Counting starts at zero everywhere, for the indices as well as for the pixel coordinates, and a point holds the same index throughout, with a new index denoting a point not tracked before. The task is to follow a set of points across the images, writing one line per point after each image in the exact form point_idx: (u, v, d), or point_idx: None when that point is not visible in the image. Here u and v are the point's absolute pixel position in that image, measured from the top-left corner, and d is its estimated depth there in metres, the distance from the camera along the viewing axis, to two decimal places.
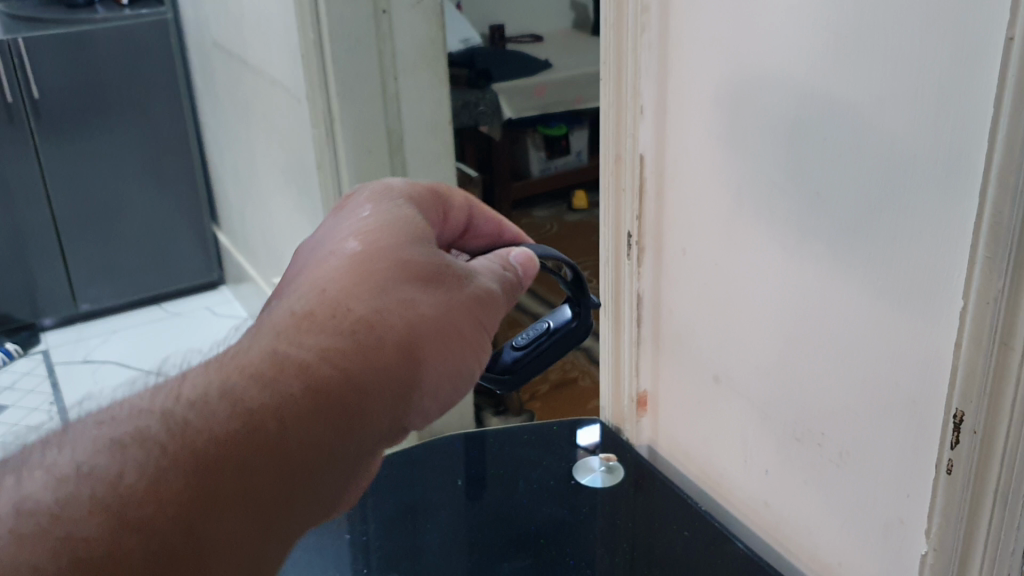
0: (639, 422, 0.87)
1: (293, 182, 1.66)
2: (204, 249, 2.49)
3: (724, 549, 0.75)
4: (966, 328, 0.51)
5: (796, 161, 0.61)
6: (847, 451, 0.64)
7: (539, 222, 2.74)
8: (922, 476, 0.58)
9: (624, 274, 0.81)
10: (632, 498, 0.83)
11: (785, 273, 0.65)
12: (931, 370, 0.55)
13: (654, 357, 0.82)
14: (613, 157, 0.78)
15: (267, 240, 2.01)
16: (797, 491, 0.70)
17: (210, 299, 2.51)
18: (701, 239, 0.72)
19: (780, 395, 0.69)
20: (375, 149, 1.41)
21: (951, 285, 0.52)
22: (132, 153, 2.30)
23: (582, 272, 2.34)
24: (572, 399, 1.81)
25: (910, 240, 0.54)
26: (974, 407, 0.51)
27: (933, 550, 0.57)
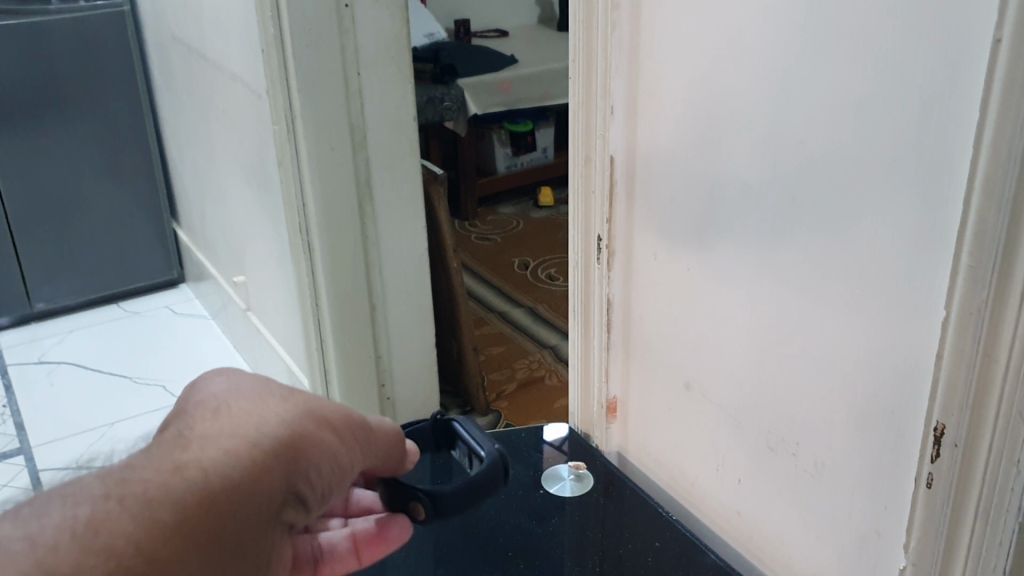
0: (608, 428, 0.85)
1: (253, 179, 1.63)
2: (164, 247, 2.45)
3: (696, 561, 0.73)
4: (948, 339, 0.49)
5: (772, 162, 0.59)
6: (821, 462, 0.62)
7: (505, 219, 2.72)
8: (900, 490, 0.56)
9: (594, 279, 0.79)
10: (602, 508, 0.81)
11: (760, 279, 0.63)
12: (910, 380, 0.54)
13: (625, 364, 0.80)
14: (583, 159, 0.76)
15: (227, 238, 1.97)
16: (769, 501, 0.68)
17: (170, 297, 2.47)
18: (673, 243, 0.70)
19: (754, 404, 0.67)
20: (338, 147, 1.38)
21: (934, 295, 0.50)
22: (89, 149, 2.25)
23: (549, 269, 2.32)
24: (539, 397, 1.79)
25: (892, 249, 0.52)
26: (955, 420, 0.50)
27: (912, 565, 0.55)
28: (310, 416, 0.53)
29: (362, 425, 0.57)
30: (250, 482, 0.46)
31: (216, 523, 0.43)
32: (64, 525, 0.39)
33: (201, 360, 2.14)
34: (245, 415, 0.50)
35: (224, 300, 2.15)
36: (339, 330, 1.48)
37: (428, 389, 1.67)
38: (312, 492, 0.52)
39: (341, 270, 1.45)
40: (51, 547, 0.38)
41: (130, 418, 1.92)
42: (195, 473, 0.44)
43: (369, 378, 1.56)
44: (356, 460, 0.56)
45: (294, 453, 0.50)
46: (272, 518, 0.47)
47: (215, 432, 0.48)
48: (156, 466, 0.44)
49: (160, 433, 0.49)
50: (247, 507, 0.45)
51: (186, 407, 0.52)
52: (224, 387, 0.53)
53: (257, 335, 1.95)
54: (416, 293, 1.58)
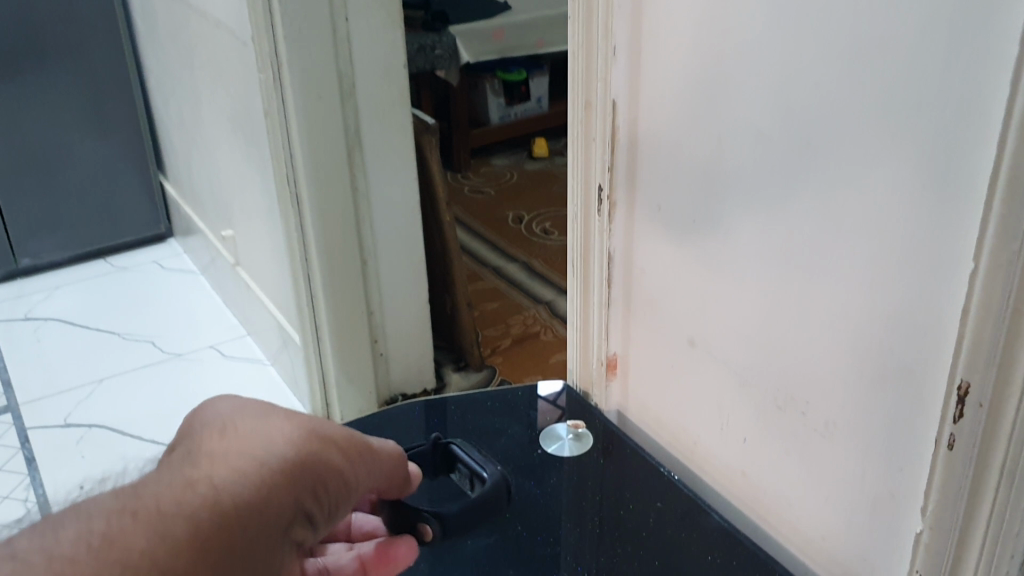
0: (607, 386, 0.82)
1: (240, 130, 1.58)
2: (151, 200, 2.40)
3: (700, 522, 0.71)
4: (975, 292, 0.46)
5: (785, 105, 0.56)
6: (832, 421, 0.59)
7: (499, 171, 2.67)
8: (917, 451, 0.54)
9: (594, 231, 0.76)
10: (601, 470, 0.78)
11: (770, 229, 0.60)
12: (930, 337, 0.51)
13: (625, 321, 0.77)
14: (583, 104, 0.72)
15: (215, 191, 1.93)
16: (776, 460, 0.65)
17: (158, 251, 2.43)
18: (679, 194, 0.67)
19: (762, 360, 0.64)
20: (326, 96, 1.33)
21: (962, 247, 0.47)
22: (72, 100, 2.20)
23: (544, 223, 2.28)
24: (534, 353, 1.77)
25: (915, 196, 0.49)
26: (980, 378, 0.47)
27: (929, 529, 0.53)
28: (316, 436, 0.54)
29: (364, 444, 0.58)
30: (256, 501, 0.47)
31: (221, 545, 0.45)
32: (82, 538, 0.42)
33: (191, 316, 2.11)
34: (253, 434, 0.52)
35: (213, 255, 2.11)
36: (329, 284, 1.45)
37: (421, 345, 1.64)
38: (322, 510, 0.53)
39: (330, 224, 1.41)
40: (70, 559, 0.41)
41: (119, 375, 1.89)
42: (205, 490, 0.46)
43: (360, 334, 1.53)
44: (362, 476, 0.57)
45: (301, 472, 0.51)
46: (281, 535, 0.49)
47: (224, 452, 0.50)
48: (170, 484, 0.46)
49: (172, 453, 0.51)
50: (254, 526, 0.47)
51: (197, 427, 0.53)
52: (232, 407, 0.54)
53: (247, 291, 1.91)
54: (407, 246, 1.55)
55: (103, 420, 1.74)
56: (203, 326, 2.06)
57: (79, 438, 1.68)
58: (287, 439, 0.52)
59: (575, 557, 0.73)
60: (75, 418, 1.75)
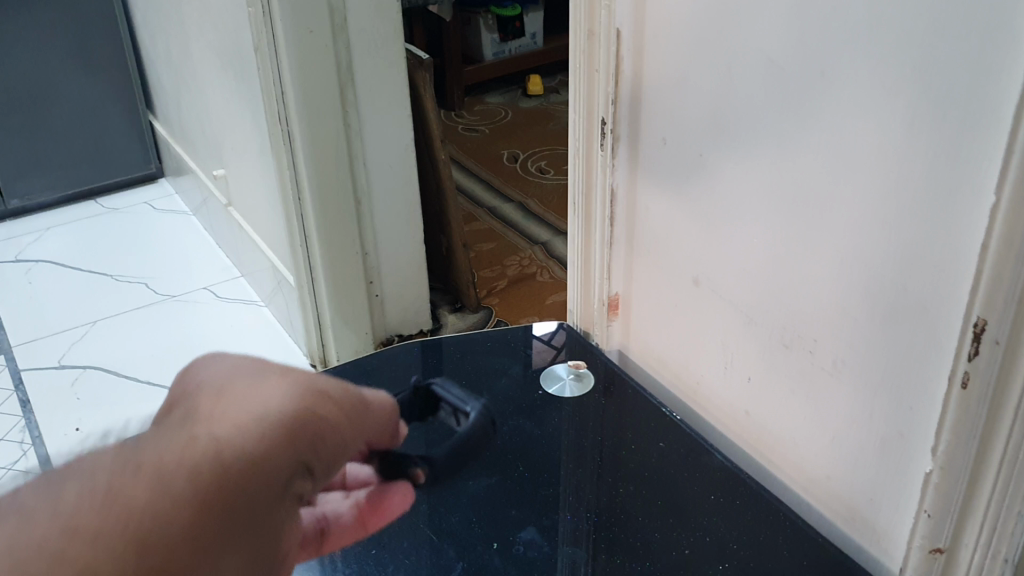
0: (609, 326, 0.81)
1: (230, 66, 1.55)
2: (141, 139, 2.37)
3: (702, 461, 0.70)
4: (997, 227, 0.44)
5: (800, 32, 0.53)
6: (840, 359, 0.58)
7: (493, 109, 2.64)
8: (927, 390, 0.53)
9: (597, 167, 0.74)
10: (601, 408, 0.78)
11: (780, 164, 0.58)
12: (946, 274, 0.49)
13: (628, 259, 0.76)
14: (586, 33, 0.70)
15: (205, 129, 1.90)
16: (781, 401, 0.64)
17: (150, 191, 2.40)
18: (686, 128, 0.65)
19: (769, 299, 0.62)
20: (317, 30, 1.29)
21: (983, 179, 0.45)
22: (57, 36, 2.15)
23: (540, 162, 2.25)
24: (531, 294, 1.75)
25: (937, 127, 0.47)
26: (998, 316, 0.46)
27: (939, 469, 0.52)
28: (311, 391, 0.51)
29: (355, 402, 0.55)
30: (258, 456, 0.44)
31: (224, 502, 0.42)
32: (85, 493, 0.38)
33: (184, 257, 2.09)
34: (247, 393, 0.49)
35: (204, 194, 2.08)
36: (324, 224, 1.43)
37: (416, 285, 1.63)
38: (320, 467, 0.50)
39: (323, 162, 1.39)
40: (71, 512, 0.37)
41: (113, 316, 1.88)
42: (207, 444, 0.43)
43: (355, 275, 1.51)
44: (354, 434, 0.54)
45: (298, 428, 0.48)
46: (283, 491, 0.46)
47: (217, 411, 0.47)
48: (172, 439, 0.43)
49: (169, 413, 0.48)
50: (255, 482, 0.44)
51: (189, 390, 0.50)
52: (224, 368, 0.52)
53: (240, 230, 1.89)
54: (402, 185, 1.53)
55: (98, 361, 1.73)
56: (197, 266, 2.05)
57: (73, 379, 1.68)
58: (281, 397, 0.49)
59: (574, 496, 0.71)
60: (69, 360, 1.74)
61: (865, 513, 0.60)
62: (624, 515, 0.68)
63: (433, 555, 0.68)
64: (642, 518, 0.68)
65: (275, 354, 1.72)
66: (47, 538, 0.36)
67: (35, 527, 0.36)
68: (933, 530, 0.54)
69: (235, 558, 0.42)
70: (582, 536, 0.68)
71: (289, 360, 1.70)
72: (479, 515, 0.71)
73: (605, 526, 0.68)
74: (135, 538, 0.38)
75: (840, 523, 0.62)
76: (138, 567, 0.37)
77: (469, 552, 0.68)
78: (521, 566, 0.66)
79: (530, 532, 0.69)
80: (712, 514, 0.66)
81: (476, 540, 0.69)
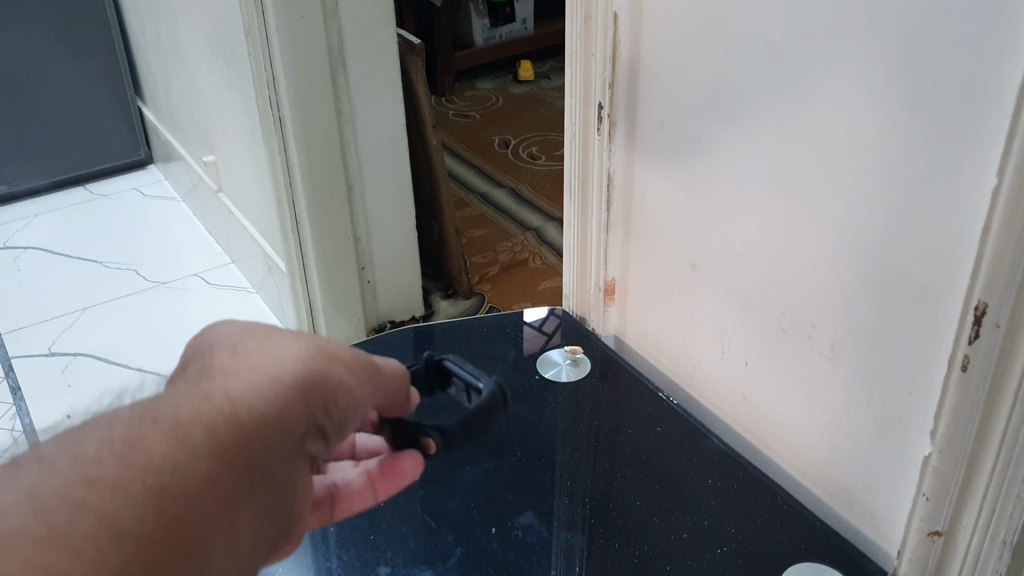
0: (605, 312, 0.80)
1: (219, 51, 1.53)
2: (129, 125, 2.35)
3: (699, 446, 0.70)
4: (998, 210, 0.44)
5: (800, 15, 0.53)
6: (839, 343, 0.58)
7: (484, 95, 2.63)
8: (927, 373, 0.53)
9: (593, 152, 0.74)
10: (597, 392, 0.78)
11: (779, 148, 0.58)
12: (947, 257, 0.49)
13: (624, 243, 0.75)
14: (583, 16, 0.69)
15: (195, 115, 1.88)
16: (779, 385, 0.64)
17: (139, 178, 2.38)
18: (683, 112, 0.65)
19: (767, 282, 0.62)
20: (309, 15, 1.28)
21: (984, 162, 0.45)
22: (44, 21, 2.13)
23: (530, 148, 2.25)
24: (523, 280, 1.75)
25: (939, 110, 0.47)
26: (999, 298, 0.46)
27: (938, 452, 0.52)
28: (325, 353, 0.51)
29: (369, 364, 0.55)
30: (272, 418, 0.45)
31: (240, 461, 0.42)
32: (105, 442, 0.39)
33: (174, 244, 2.08)
34: (262, 353, 0.49)
35: (194, 181, 2.07)
36: (315, 210, 1.42)
37: (408, 271, 1.62)
38: (332, 429, 0.50)
39: (314, 148, 1.38)
40: (94, 461, 0.38)
41: (103, 303, 1.87)
42: (221, 404, 0.43)
43: (347, 261, 1.50)
44: (368, 397, 0.53)
45: (310, 390, 0.48)
46: (293, 452, 0.46)
47: (232, 370, 0.47)
48: (188, 397, 0.43)
49: (183, 370, 0.48)
50: (269, 443, 0.44)
51: (203, 346, 0.50)
52: (239, 328, 0.51)
53: (230, 217, 1.88)
54: (394, 171, 1.52)
55: (88, 348, 1.72)
56: (187, 253, 2.04)
57: (64, 366, 1.67)
58: (295, 357, 0.49)
59: (569, 481, 0.72)
60: (59, 347, 1.73)
61: (863, 496, 0.60)
62: (621, 500, 0.68)
63: (432, 541, 0.67)
64: (639, 504, 0.68)
65: None
66: (68, 485, 0.36)
67: (56, 474, 0.37)
68: (931, 512, 0.54)
69: (247, 519, 0.42)
70: (578, 522, 0.68)
71: None
72: (477, 501, 0.71)
73: (603, 512, 0.68)
74: (154, 489, 0.38)
75: (838, 507, 0.62)
76: (157, 515, 0.37)
77: (467, 537, 0.67)
78: (520, 551, 0.66)
79: (528, 518, 0.69)
80: (710, 498, 0.66)
81: (474, 526, 0.68)
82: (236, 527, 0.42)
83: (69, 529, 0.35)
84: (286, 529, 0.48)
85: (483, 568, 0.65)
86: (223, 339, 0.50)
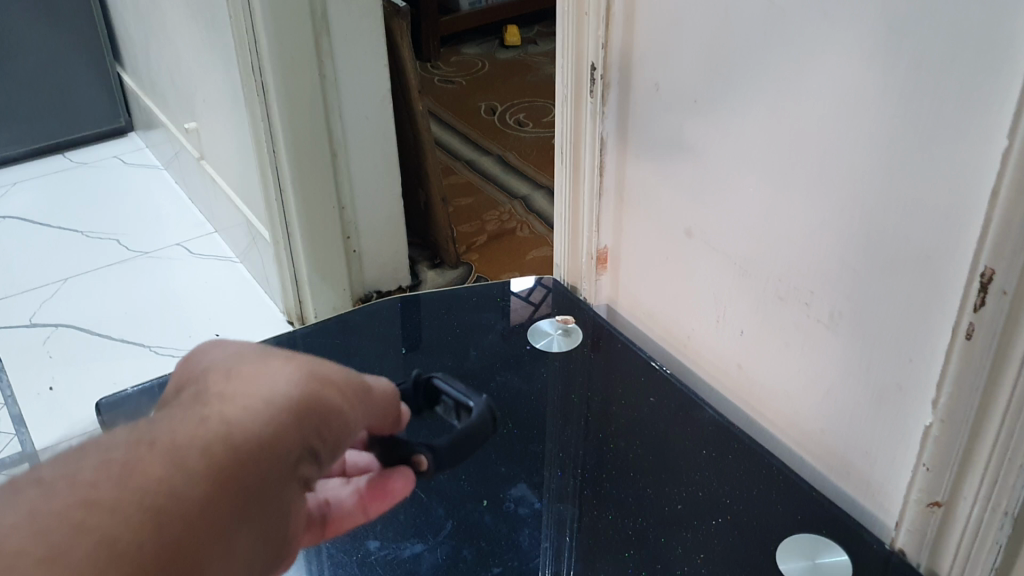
0: (597, 281, 0.79)
1: (199, 15, 1.50)
2: (108, 92, 2.31)
3: (693, 417, 0.69)
4: (1009, 172, 0.43)
5: None
6: (838, 311, 0.57)
7: (469, 60, 2.59)
8: (929, 341, 0.51)
9: (586, 115, 0.72)
10: (589, 362, 0.76)
11: (779, 110, 0.56)
12: (951, 221, 0.48)
13: (618, 210, 0.74)
14: None
15: (175, 81, 1.85)
16: (775, 354, 0.63)
17: (119, 146, 2.34)
18: (680, 73, 0.63)
19: (765, 249, 0.61)
20: None
21: (994, 124, 0.44)
22: None
23: (517, 115, 2.22)
24: (511, 250, 1.73)
25: (947, 68, 0.45)
26: (1007, 264, 0.44)
27: (940, 422, 0.51)
28: (318, 374, 0.48)
29: (362, 386, 0.52)
30: (267, 439, 0.42)
31: (233, 485, 0.40)
32: (103, 467, 0.37)
33: (156, 213, 2.05)
34: (254, 374, 0.46)
35: (176, 149, 2.04)
36: (299, 178, 1.40)
37: (394, 241, 1.61)
38: (330, 454, 0.47)
39: (298, 114, 1.35)
40: (90, 484, 0.36)
41: (84, 274, 1.84)
42: (216, 426, 0.41)
43: (332, 229, 1.48)
44: (362, 420, 0.50)
45: (306, 414, 0.45)
46: (289, 475, 0.43)
47: (223, 391, 0.44)
48: (181, 419, 0.41)
49: (177, 396, 0.46)
50: (262, 466, 0.41)
51: (197, 371, 0.48)
52: (228, 354, 0.49)
53: (212, 185, 1.85)
54: (379, 138, 1.50)
55: (70, 320, 1.69)
56: (169, 222, 2.01)
57: (45, 338, 1.64)
58: (289, 378, 0.46)
59: (560, 451, 0.70)
60: (40, 318, 1.70)
61: (861, 467, 0.59)
62: (612, 471, 0.67)
63: (423, 513, 0.65)
64: (631, 475, 0.66)
65: (252, 311, 1.69)
66: (67, 504, 0.34)
67: (57, 495, 0.34)
68: (932, 483, 0.53)
69: (240, 545, 0.40)
70: (569, 493, 0.66)
71: (266, 318, 1.67)
72: (468, 472, 0.69)
73: (595, 482, 0.66)
74: (151, 513, 0.36)
75: (834, 476, 0.61)
76: (152, 545, 0.35)
77: (458, 509, 0.65)
78: (511, 524, 0.65)
79: (521, 489, 0.67)
80: (704, 469, 0.65)
81: (465, 498, 0.66)
82: (229, 555, 0.39)
83: (69, 548, 0.33)
84: (281, 559, 0.45)
85: (475, 543, 0.63)
86: (215, 363, 0.48)
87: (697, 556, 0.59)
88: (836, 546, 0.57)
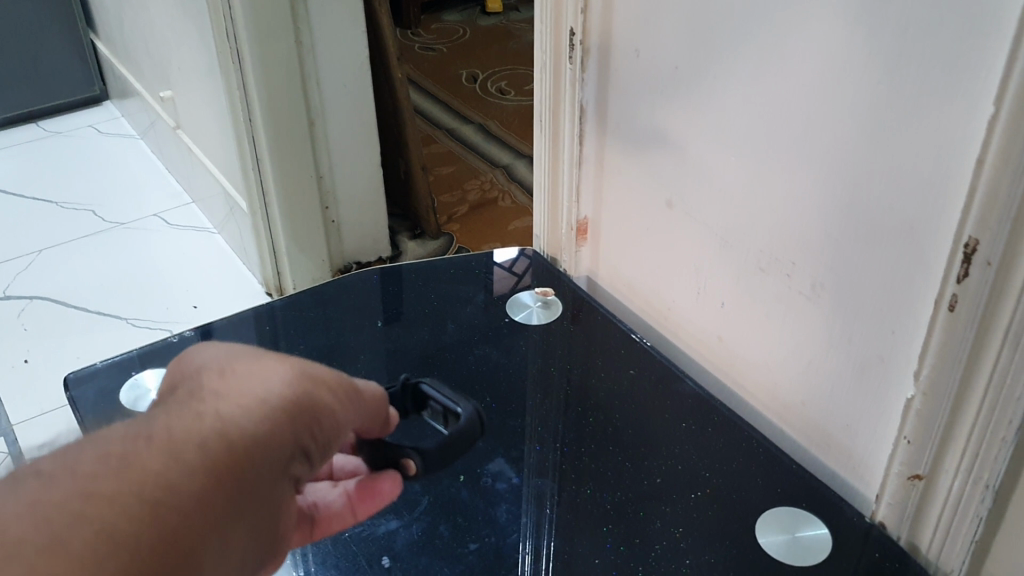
0: (577, 252, 0.78)
1: None
2: (82, 60, 2.27)
3: (674, 389, 0.68)
4: (994, 140, 0.42)
5: None
6: (820, 282, 0.56)
7: (450, 27, 2.56)
8: (912, 312, 0.50)
9: (565, 82, 0.70)
10: (569, 335, 0.74)
11: (761, 77, 0.55)
12: (934, 191, 0.47)
13: (598, 179, 0.73)
14: None
15: (150, 48, 1.81)
16: (756, 326, 0.62)
17: (94, 115, 2.31)
18: (660, 39, 0.61)
19: (746, 219, 0.60)
20: None
21: (980, 90, 0.43)
22: None
23: (499, 83, 2.20)
24: (492, 219, 1.72)
25: (932, 33, 0.44)
26: (992, 234, 0.43)
27: (921, 395, 0.50)
28: (309, 372, 0.46)
29: (355, 384, 0.51)
30: (263, 437, 0.41)
31: (230, 481, 0.38)
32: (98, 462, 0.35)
33: (132, 183, 2.02)
34: (249, 372, 0.44)
35: (151, 118, 2.01)
36: (276, 146, 1.38)
37: (374, 211, 1.59)
38: (322, 453, 0.45)
39: (274, 82, 1.33)
40: (88, 476, 0.34)
41: (60, 245, 1.81)
42: (210, 422, 0.40)
43: (310, 199, 1.46)
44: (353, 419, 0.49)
45: (299, 406, 0.43)
46: (284, 472, 0.42)
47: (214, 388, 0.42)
48: (178, 415, 0.40)
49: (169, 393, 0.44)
50: (259, 464, 0.40)
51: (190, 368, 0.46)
52: (222, 348, 0.47)
53: (189, 154, 1.82)
54: (357, 106, 1.48)
55: (45, 292, 1.67)
56: (146, 193, 1.98)
57: (20, 311, 1.62)
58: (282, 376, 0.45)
59: (540, 425, 0.68)
60: (15, 290, 1.68)
61: (842, 440, 0.58)
62: (590, 447, 0.65)
63: (400, 489, 0.63)
64: (610, 450, 0.64)
65: (230, 283, 1.67)
66: (61, 497, 0.33)
67: (56, 485, 0.33)
68: (913, 456, 0.52)
69: (236, 545, 0.38)
70: (549, 467, 0.64)
71: (245, 289, 1.66)
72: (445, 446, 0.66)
73: (574, 457, 0.64)
74: (146, 506, 0.34)
75: (815, 450, 0.61)
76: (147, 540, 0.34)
77: (435, 485, 0.63)
78: (489, 499, 0.62)
79: (500, 464, 0.65)
80: (684, 443, 0.64)
81: (443, 473, 0.64)
82: (226, 554, 0.37)
83: (67, 540, 0.32)
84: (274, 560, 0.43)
85: (453, 519, 0.60)
86: (207, 363, 0.46)
87: (676, 531, 0.58)
88: (817, 520, 0.57)
